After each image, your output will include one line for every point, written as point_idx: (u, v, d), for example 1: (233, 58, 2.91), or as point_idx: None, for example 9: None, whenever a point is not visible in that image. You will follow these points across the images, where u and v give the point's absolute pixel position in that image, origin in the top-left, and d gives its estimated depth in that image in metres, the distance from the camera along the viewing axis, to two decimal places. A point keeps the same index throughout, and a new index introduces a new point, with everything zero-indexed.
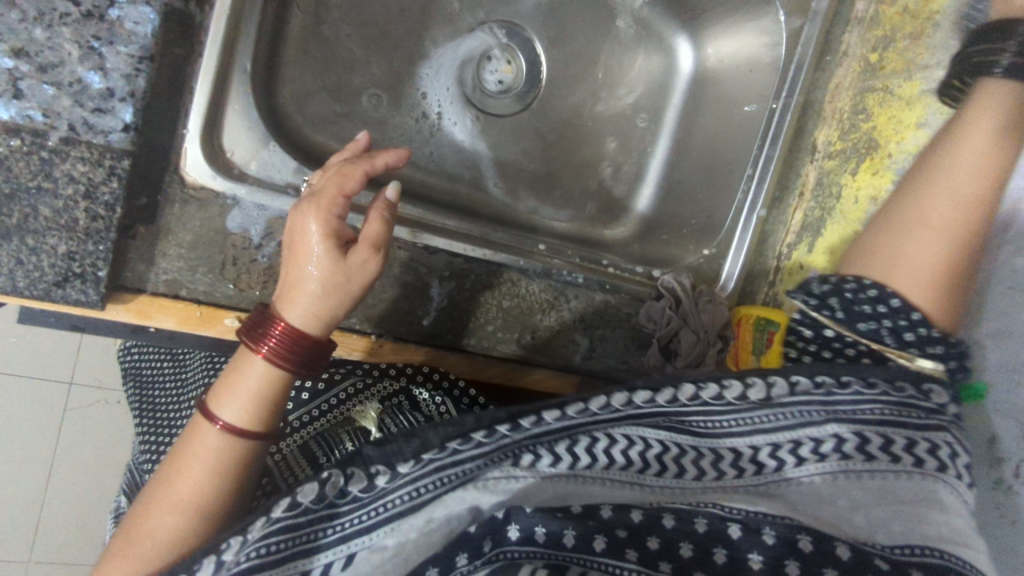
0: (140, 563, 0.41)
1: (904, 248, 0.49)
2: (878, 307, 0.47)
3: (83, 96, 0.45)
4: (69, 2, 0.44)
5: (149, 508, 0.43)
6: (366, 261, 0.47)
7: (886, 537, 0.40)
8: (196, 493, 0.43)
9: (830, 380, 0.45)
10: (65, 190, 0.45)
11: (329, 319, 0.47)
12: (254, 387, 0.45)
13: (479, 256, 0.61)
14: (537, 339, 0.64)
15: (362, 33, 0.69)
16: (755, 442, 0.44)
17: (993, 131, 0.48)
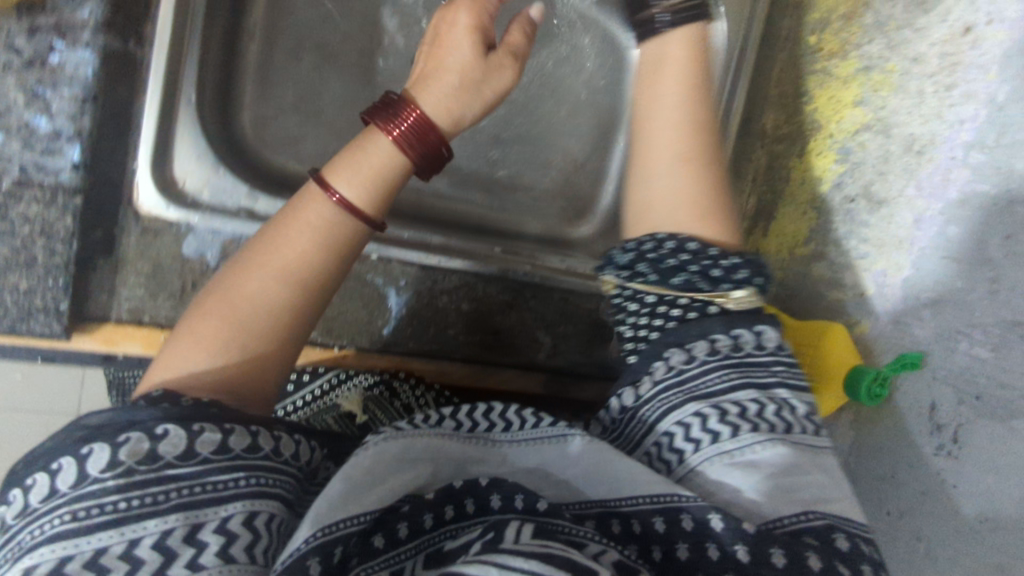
0: (241, 316, 0.41)
1: (652, 192, 0.50)
2: (679, 255, 0.46)
3: (31, 140, 0.47)
4: (10, 52, 0.47)
5: (238, 284, 0.42)
6: (502, 65, 0.51)
7: (781, 509, 0.39)
8: (302, 263, 0.42)
9: (679, 354, 0.45)
10: (22, 229, 0.48)
11: (456, 120, 0.50)
12: (377, 163, 0.45)
13: (431, 262, 0.62)
14: (498, 339, 0.65)
15: (316, 54, 0.70)
16: (668, 430, 0.43)
17: (678, 69, 0.53)
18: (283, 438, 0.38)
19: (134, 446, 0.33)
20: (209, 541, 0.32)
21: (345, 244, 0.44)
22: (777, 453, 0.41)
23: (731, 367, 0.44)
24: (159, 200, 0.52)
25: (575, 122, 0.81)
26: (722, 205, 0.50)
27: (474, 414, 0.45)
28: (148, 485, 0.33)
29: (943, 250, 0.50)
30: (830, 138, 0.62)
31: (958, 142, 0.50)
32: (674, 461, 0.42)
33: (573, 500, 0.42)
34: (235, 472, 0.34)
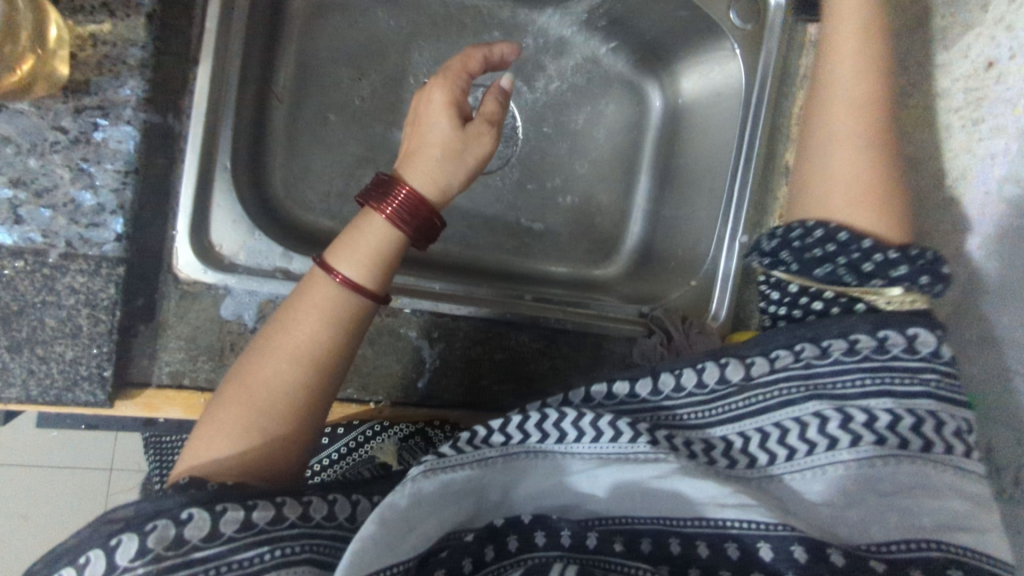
0: (259, 402, 0.42)
1: (835, 172, 0.51)
2: (826, 246, 0.48)
3: (77, 214, 0.48)
4: (58, 131, 0.48)
5: (251, 373, 0.43)
6: (483, 133, 0.51)
7: (891, 534, 0.40)
8: (313, 343, 0.44)
9: (810, 347, 0.47)
10: (68, 300, 0.48)
11: (444, 191, 0.50)
12: (374, 245, 0.47)
13: (465, 312, 0.63)
14: (534, 387, 0.65)
15: (342, 114, 0.72)
16: (728, 434, 0.46)
17: (854, 44, 0.54)
18: (314, 501, 0.40)
19: (161, 533, 0.36)
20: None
21: (348, 317, 0.46)
22: (898, 470, 0.42)
23: (867, 372, 0.45)
24: (199, 266, 0.54)
25: (597, 165, 0.82)
26: (896, 184, 0.50)
27: (511, 428, 0.44)
28: (177, 568, 0.36)
29: (993, 290, 0.51)
30: None
31: (990, 176, 0.51)
32: (744, 463, 0.44)
33: (615, 517, 0.42)
34: (261, 547, 0.37)
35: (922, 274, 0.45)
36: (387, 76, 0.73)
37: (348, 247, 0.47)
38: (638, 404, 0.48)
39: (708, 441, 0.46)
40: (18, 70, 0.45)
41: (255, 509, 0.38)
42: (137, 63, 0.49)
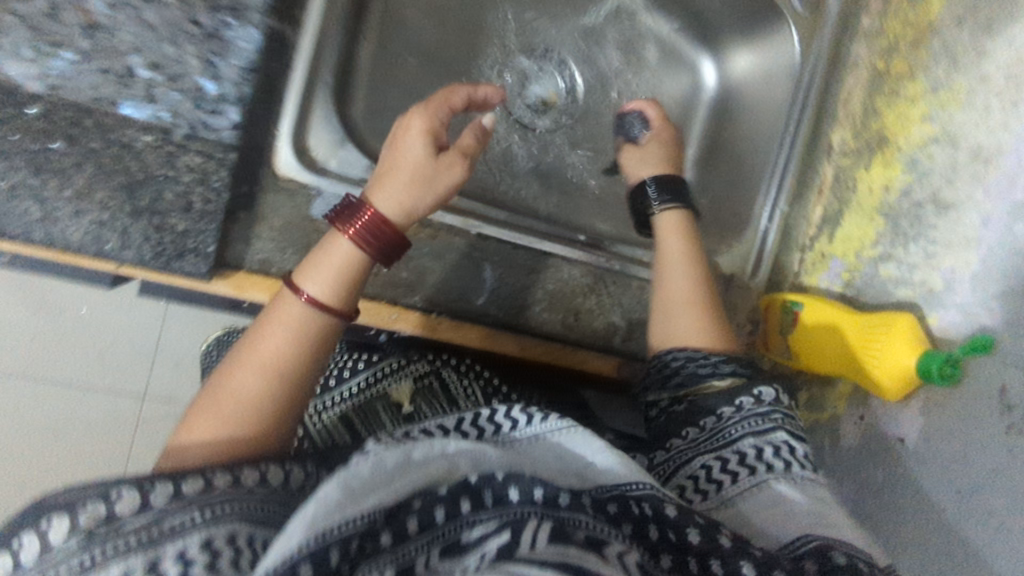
0: (222, 422, 0.44)
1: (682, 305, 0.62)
2: (703, 363, 0.58)
3: (201, 100, 0.53)
4: (195, 25, 0.53)
5: (224, 381, 0.46)
6: (453, 164, 0.55)
7: (792, 533, 0.44)
8: (275, 361, 0.46)
9: (708, 416, 0.53)
10: (185, 177, 0.54)
11: (411, 211, 0.53)
12: (339, 263, 0.50)
13: (526, 243, 0.68)
14: (579, 320, 0.70)
15: (422, 59, 0.78)
16: (705, 463, 0.51)
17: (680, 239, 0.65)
18: (271, 458, 0.43)
19: (56, 528, 0.34)
20: None
21: (313, 333, 0.48)
22: (770, 491, 0.47)
23: (751, 419, 0.51)
24: (295, 165, 0.59)
25: (647, 132, 0.86)
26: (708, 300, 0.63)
27: (481, 421, 0.42)
28: None
29: (1010, 248, 0.55)
30: (898, 151, 0.69)
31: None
32: (711, 489, 0.49)
33: (592, 485, 0.40)
34: None
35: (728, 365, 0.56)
36: (469, 30, 0.80)
37: (315, 266, 0.50)
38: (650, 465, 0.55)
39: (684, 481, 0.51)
40: None
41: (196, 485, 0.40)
42: None
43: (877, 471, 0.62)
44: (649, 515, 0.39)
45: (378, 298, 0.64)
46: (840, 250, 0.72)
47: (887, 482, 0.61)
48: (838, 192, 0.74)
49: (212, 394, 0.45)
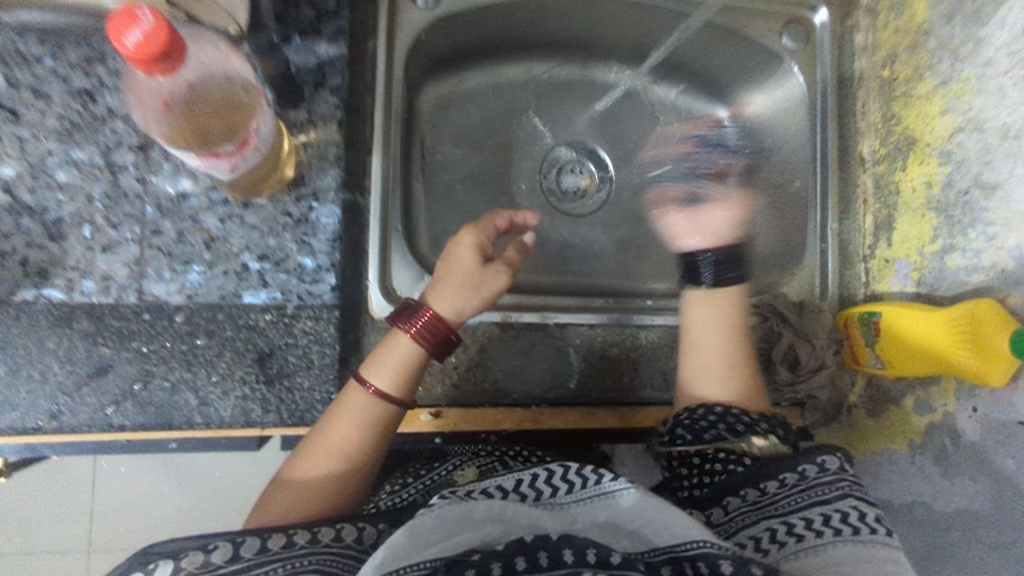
0: (301, 493, 0.57)
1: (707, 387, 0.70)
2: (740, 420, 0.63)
3: (303, 274, 0.63)
4: (286, 215, 0.64)
5: (300, 461, 0.58)
6: (497, 272, 0.64)
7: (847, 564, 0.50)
8: (345, 444, 0.58)
9: (771, 481, 0.57)
10: (303, 341, 0.63)
11: (460, 310, 0.62)
12: (398, 356, 0.60)
13: (601, 321, 0.73)
14: (668, 379, 0.74)
15: (468, 181, 0.87)
16: (766, 528, 0.55)
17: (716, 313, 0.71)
18: (346, 525, 0.50)
19: (222, 551, 0.46)
20: None
21: (375, 419, 0.59)
22: (846, 548, 0.51)
23: (806, 489, 0.56)
24: (387, 304, 0.69)
25: None
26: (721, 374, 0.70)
27: (539, 483, 0.51)
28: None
29: None
30: (928, 147, 0.70)
31: None
32: (775, 547, 0.53)
33: (647, 550, 0.47)
34: (275, 564, 0.46)
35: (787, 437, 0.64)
36: (502, 145, 0.89)
37: (377, 361, 0.60)
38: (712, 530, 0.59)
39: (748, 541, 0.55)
40: (287, 174, 0.63)
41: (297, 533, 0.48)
42: (336, 156, 0.65)
43: (1009, 461, 0.60)
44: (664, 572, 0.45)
45: (482, 405, 0.70)
46: (902, 251, 0.73)
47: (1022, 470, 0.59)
48: (883, 198, 0.76)
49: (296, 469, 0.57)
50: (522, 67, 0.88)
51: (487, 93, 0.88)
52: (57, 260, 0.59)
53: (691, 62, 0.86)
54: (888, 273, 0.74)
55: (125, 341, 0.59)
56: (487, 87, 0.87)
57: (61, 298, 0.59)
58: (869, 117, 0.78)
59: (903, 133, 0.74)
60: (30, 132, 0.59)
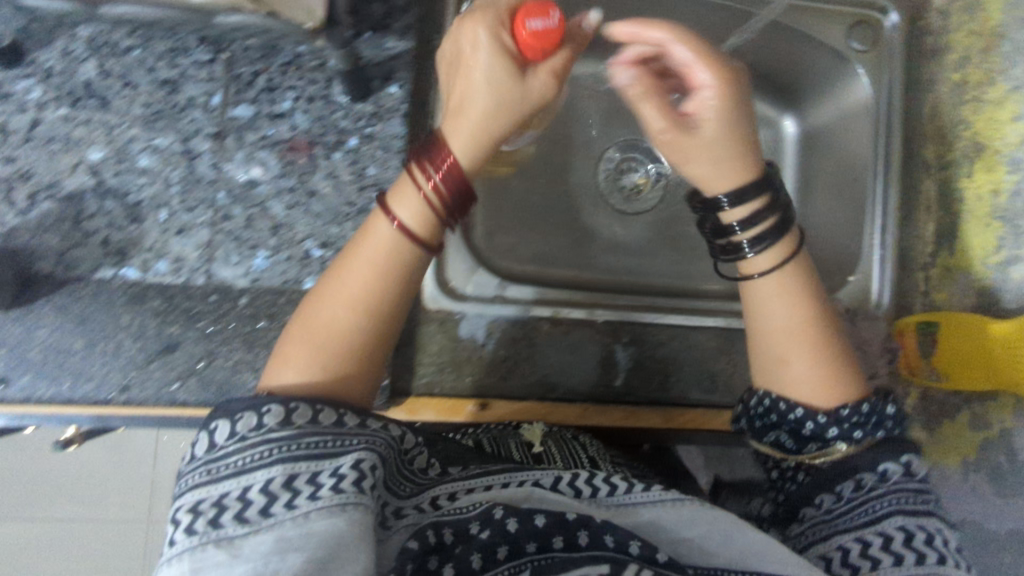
0: (360, 258, 0.54)
1: (793, 382, 0.63)
2: (807, 423, 0.62)
3: None
4: (349, 205, 0.66)
5: (363, 237, 0.55)
6: (544, 85, 0.54)
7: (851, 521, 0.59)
8: (363, 294, 0.54)
9: (829, 497, 0.61)
10: None
11: (485, 142, 0.54)
12: None
13: (649, 319, 0.74)
14: (715, 382, 0.74)
15: (525, 176, 0.89)
16: (844, 545, 0.58)
17: (827, 366, 0.62)
18: (325, 410, 0.49)
19: (248, 421, 0.46)
20: (255, 499, 0.44)
21: (370, 301, 0.54)
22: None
23: (876, 500, 0.59)
24: (445, 301, 0.70)
25: None
26: (825, 375, 0.62)
27: (579, 483, 0.54)
28: (297, 456, 0.46)
29: None
30: (998, 154, 0.70)
31: None
32: (864, 566, 0.57)
33: (699, 567, 0.51)
34: (292, 434, 0.46)
35: (853, 430, 0.61)
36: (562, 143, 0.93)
37: None
38: (806, 522, 0.63)
39: (841, 548, 0.59)
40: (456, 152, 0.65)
41: (241, 422, 0.46)
42: (400, 148, 0.67)
43: None
44: (633, 549, 0.48)
45: (529, 399, 0.71)
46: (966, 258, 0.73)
47: None
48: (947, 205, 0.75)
49: (296, 331, 0.54)
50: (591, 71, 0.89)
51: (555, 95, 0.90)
52: (135, 241, 0.62)
53: (758, 64, 0.84)
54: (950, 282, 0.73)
55: (192, 321, 0.62)
56: None
57: (137, 277, 0.61)
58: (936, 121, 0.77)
59: (972, 138, 0.73)
60: (117, 119, 0.62)
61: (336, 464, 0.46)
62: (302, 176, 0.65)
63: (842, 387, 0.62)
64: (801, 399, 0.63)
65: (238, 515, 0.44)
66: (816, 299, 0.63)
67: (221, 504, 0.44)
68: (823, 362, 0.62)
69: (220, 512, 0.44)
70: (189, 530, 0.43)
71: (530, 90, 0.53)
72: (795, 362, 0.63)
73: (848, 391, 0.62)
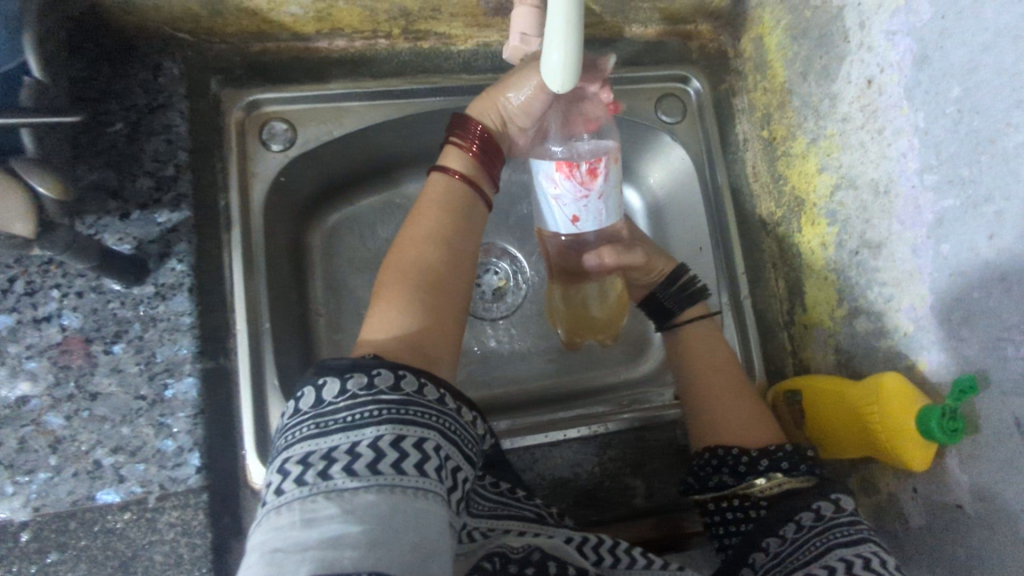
0: (414, 240, 0.57)
1: (729, 412, 0.63)
2: (743, 457, 0.59)
3: (163, 459, 0.58)
4: (139, 399, 0.59)
5: (398, 250, 0.57)
6: (492, 168, 0.64)
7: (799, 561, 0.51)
8: (438, 267, 0.56)
9: (773, 540, 0.54)
10: (169, 534, 0.57)
11: (459, 198, 0.60)
12: None
13: (506, 445, 0.69)
14: (591, 497, 0.70)
15: None
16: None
17: (751, 409, 0.63)
18: (406, 376, 0.44)
19: (361, 380, 0.42)
20: (341, 456, 0.39)
21: (425, 275, 0.55)
22: None
23: (820, 535, 0.52)
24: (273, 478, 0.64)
25: None
26: (740, 416, 0.62)
27: (598, 547, 0.51)
28: (379, 415, 0.41)
29: (947, 269, 0.51)
30: (815, 207, 0.66)
31: (910, 172, 0.53)
32: None
33: None
34: (382, 407, 0.41)
35: (796, 462, 0.58)
36: None
37: None
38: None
39: None
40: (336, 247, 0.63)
41: (331, 384, 0.42)
42: (190, 325, 0.61)
43: (958, 547, 0.52)
44: None
45: None
46: (817, 315, 0.68)
47: (974, 560, 0.50)
48: (788, 261, 0.72)
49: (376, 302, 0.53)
50: (418, 179, 0.83)
51: (383, 211, 0.82)
52: None
53: None
54: (809, 340, 0.70)
55: None
56: (377, 206, 0.82)
57: None
58: (760, 178, 0.76)
59: (792, 193, 0.70)
60: None
61: (422, 435, 0.41)
62: (79, 380, 0.58)
63: (762, 435, 0.61)
64: (722, 437, 0.62)
65: (347, 468, 0.38)
66: (733, 365, 0.67)
67: (331, 456, 0.39)
68: (740, 402, 0.64)
69: (329, 464, 0.38)
70: (299, 480, 0.38)
71: (495, 160, 0.64)
72: (729, 394, 0.64)
73: (770, 429, 0.62)
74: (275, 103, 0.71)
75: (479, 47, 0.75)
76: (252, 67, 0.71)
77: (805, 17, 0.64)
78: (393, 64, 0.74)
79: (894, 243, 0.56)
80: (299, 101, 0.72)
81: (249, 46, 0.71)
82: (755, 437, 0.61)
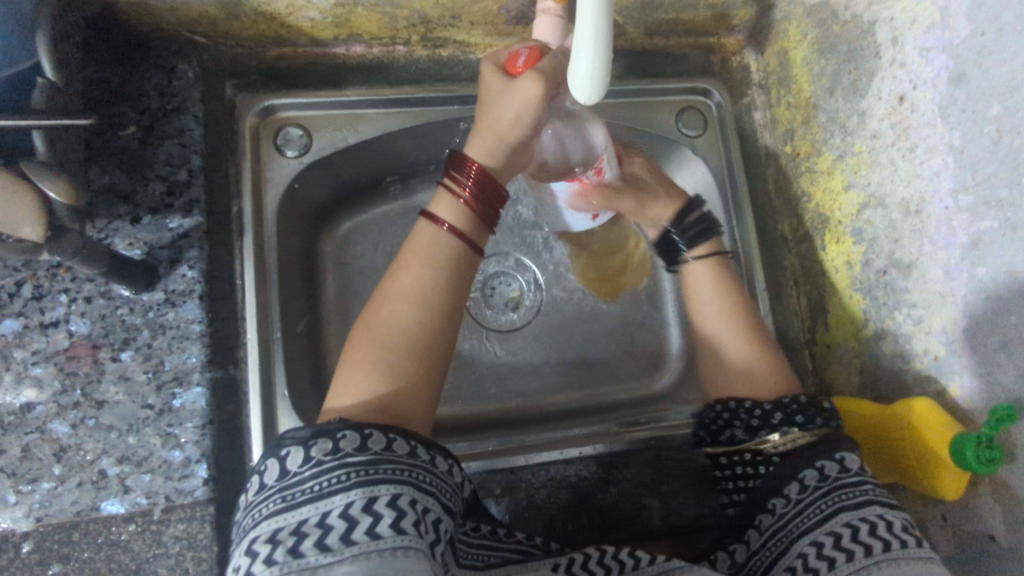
0: (389, 298, 0.54)
1: (746, 364, 0.63)
2: (757, 413, 0.57)
3: (170, 471, 0.57)
4: (147, 407, 0.58)
5: (373, 311, 0.54)
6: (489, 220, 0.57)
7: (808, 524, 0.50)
8: (410, 331, 0.53)
9: (778, 500, 0.52)
10: (174, 547, 0.56)
11: (445, 252, 0.55)
12: None
13: (519, 462, 0.68)
14: (607, 517, 0.68)
15: None
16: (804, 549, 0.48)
17: (770, 354, 0.63)
18: (374, 434, 0.42)
19: (323, 446, 0.41)
20: (311, 530, 0.38)
21: (396, 342, 0.52)
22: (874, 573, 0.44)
23: (826, 498, 0.50)
24: None
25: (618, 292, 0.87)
26: (774, 354, 0.63)
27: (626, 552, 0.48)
28: (349, 481, 0.40)
29: (982, 294, 0.49)
30: (840, 224, 0.65)
31: (943, 192, 0.52)
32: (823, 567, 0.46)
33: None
34: (347, 470, 0.40)
35: (804, 415, 0.55)
36: None
37: None
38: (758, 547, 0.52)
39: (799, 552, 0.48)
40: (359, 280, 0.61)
41: (290, 457, 0.41)
42: (200, 333, 0.60)
43: None
44: None
45: None
46: (839, 335, 0.67)
47: None
48: (810, 278, 0.71)
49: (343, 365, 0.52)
50: (432, 187, 0.82)
51: (396, 220, 0.80)
52: None
53: None
54: (830, 360, 0.68)
55: None
56: (390, 214, 0.80)
57: None
58: (782, 194, 0.74)
59: (816, 210, 0.68)
60: None
61: (393, 492, 0.40)
62: (85, 387, 0.57)
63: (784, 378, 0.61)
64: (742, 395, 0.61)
65: (319, 542, 0.38)
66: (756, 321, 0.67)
67: (301, 531, 0.38)
68: (759, 350, 0.64)
69: (300, 539, 0.38)
70: (269, 560, 0.37)
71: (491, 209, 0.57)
72: (738, 342, 0.64)
73: (777, 379, 0.61)
74: (291, 109, 0.71)
75: (498, 55, 0.74)
76: (269, 73, 0.71)
77: (833, 31, 0.62)
78: (409, 71, 0.73)
79: (924, 265, 0.54)
80: (314, 107, 0.71)
81: (266, 50, 0.70)
82: (788, 381, 0.61)
